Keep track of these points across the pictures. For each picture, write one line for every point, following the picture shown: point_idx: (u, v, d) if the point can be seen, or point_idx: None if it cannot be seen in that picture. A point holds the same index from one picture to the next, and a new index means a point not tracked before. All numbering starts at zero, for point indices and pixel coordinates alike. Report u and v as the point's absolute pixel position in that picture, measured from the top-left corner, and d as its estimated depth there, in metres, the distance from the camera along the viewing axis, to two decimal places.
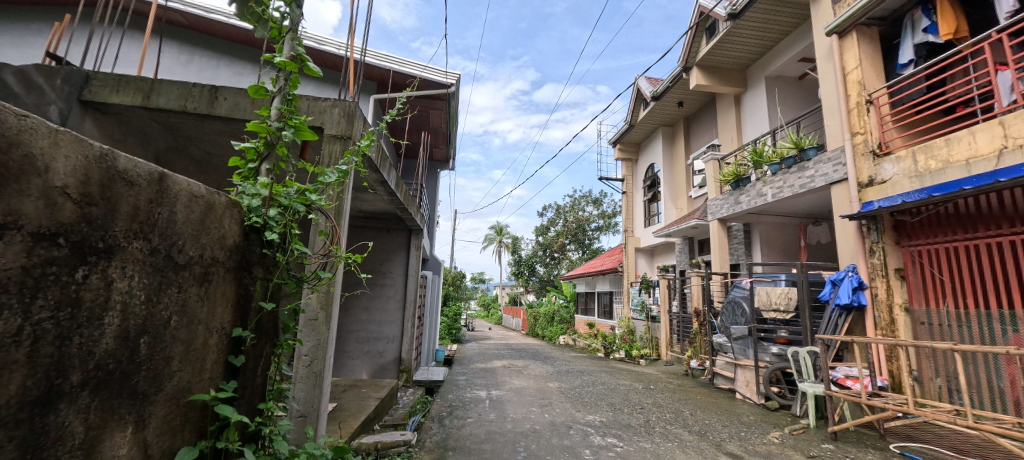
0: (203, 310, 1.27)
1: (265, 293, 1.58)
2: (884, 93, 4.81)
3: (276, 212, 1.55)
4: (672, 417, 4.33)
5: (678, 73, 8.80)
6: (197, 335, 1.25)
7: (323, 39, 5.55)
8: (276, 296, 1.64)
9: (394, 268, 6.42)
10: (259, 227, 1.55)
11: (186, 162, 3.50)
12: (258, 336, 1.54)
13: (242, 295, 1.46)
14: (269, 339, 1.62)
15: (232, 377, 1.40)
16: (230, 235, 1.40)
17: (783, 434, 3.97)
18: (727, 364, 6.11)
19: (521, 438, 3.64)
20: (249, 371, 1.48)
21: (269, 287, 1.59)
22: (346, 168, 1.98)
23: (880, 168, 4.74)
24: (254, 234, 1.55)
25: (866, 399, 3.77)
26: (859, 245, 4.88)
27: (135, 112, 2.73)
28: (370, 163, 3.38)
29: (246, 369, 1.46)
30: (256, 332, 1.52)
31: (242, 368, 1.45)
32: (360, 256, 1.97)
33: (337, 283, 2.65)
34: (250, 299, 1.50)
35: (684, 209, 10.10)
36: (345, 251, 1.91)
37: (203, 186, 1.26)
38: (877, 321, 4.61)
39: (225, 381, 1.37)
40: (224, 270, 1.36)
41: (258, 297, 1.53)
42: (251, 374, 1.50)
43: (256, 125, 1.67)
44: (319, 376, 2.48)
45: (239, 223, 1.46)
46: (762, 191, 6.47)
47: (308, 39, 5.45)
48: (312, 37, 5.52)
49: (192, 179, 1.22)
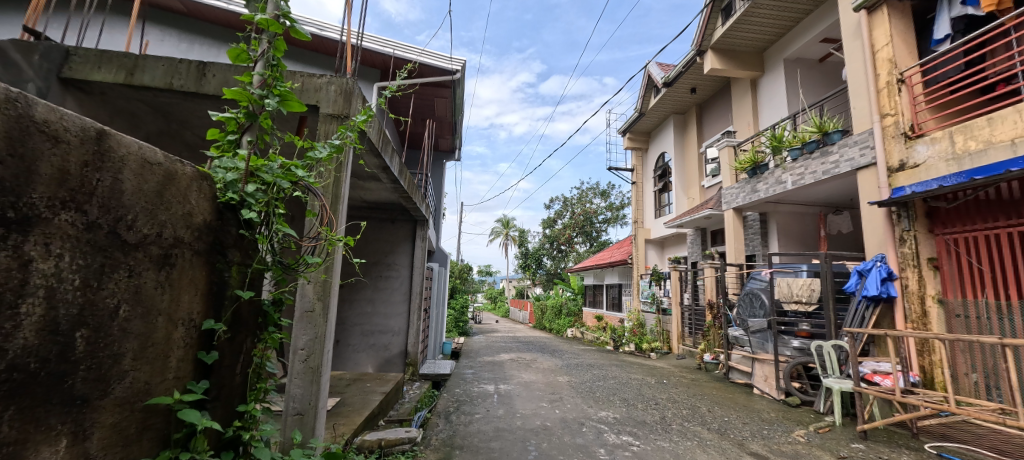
0: (164, 298, 1.10)
1: (244, 280, 1.41)
2: (917, 70, 4.51)
3: (256, 188, 1.38)
4: (688, 414, 4.13)
5: (691, 58, 8.48)
6: (157, 328, 1.08)
7: (324, 25, 5.36)
8: (258, 285, 1.47)
9: (399, 259, 6.27)
10: (236, 205, 1.37)
11: (178, 146, 3.34)
12: (239, 331, 1.38)
13: (216, 282, 1.28)
14: (252, 332, 1.45)
15: (203, 376, 1.23)
16: (200, 211, 1.22)
17: (808, 433, 3.75)
18: (744, 358, 5.87)
19: (532, 436, 3.46)
20: (225, 369, 1.31)
21: (247, 274, 1.41)
22: (340, 143, 1.79)
23: (912, 150, 4.45)
24: (230, 212, 1.37)
25: (900, 396, 3.54)
26: (888, 233, 4.60)
27: (119, 91, 2.55)
28: (371, 146, 3.19)
29: (221, 368, 1.30)
30: (233, 325, 1.35)
31: (216, 366, 1.27)
32: (354, 239, 1.78)
33: (336, 273, 2.49)
34: (225, 287, 1.32)
35: (696, 199, 9.81)
36: (340, 234, 1.72)
37: (158, 151, 1.08)
38: (907, 313, 4.36)
39: (195, 381, 1.20)
40: (191, 252, 1.19)
41: (235, 285, 1.36)
42: (230, 371, 1.34)
43: (233, 91, 1.47)
44: (316, 372, 2.32)
45: (212, 200, 1.29)
46: (781, 178, 6.20)
47: (308, 26, 5.28)
48: (313, 24, 5.34)
49: (142, 141, 1.03)
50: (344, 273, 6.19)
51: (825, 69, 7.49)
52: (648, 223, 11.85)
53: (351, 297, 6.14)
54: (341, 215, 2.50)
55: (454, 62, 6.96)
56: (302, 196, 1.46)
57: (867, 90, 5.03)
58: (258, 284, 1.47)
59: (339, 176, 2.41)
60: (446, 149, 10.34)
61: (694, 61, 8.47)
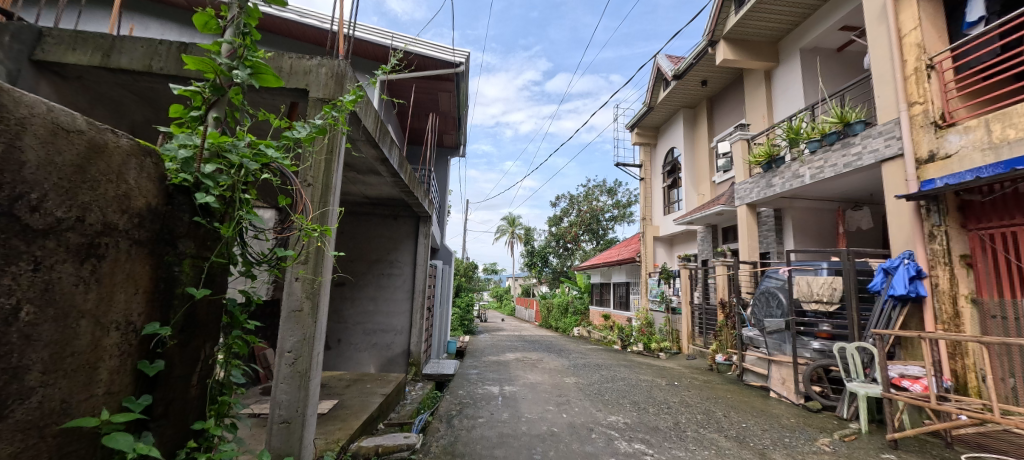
0: (86, 296, 0.95)
1: (200, 277, 1.27)
2: (948, 55, 4.24)
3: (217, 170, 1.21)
4: (703, 419, 3.92)
5: (702, 48, 8.20)
6: (75, 331, 0.93)
7: (306, 12, 5.16)
8: (217, 281, 1.33)
9: (402, 256, 6.10)
10: (191, 188, 1.22)
11: None
12: (193, 336, 1.25)
13: (162, 279, 1.15)
14: (211, 336, 1.33)
15: (146, 389, 1.10)
16: (140, 194, 1.08)
17: (834, 441, 3.52)
18: (759, 359, 5.63)
19: (538, 442, 3.26)
20: (175, 380, 1.19)
21: (203, 269, 1.27)
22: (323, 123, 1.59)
23: (943, 140, 4.18)
24: (184, 196, 1.21)
25: (934, 403, 3.31)
26: (916, 228, 4.34)
27: (98, 76, 2.39)
28: (366, 135, 3.01)
29: (170, 378, 1.17)
30: (184, 327, 1.22)
31: (163, 377, 1.15)
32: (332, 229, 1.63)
33: (327, 269, 2.32)
34: (175, 284, 1.19)
35: (707, 194, 9.54)
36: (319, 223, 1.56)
37: (76, 115, 0.93)
38: (938, 314, 4.10)
39: (137, 395, 1.08)
40: (127, 242, 1.04)
41: (188, 282, 1.22)
42: (184, 381, 1.22)
43: (194, 59, 1.28)
44: (304, 376, 2.14)
45: (160, 182, 1.14)
46: (799, 172, 5.93)
47: (290, 12, 5.08)
48: (294, 10, 5.14)
49: (50, 101, 0.87)
50: (346, 271, 6.03)
51: (843, 58, 7.19)
52: (657, 220, 11.58)
53: (353, 295, 5.99)
54: (331, 208, 2.35)
55: (457, 54, 6.77)
56: (273, 179, 1.29)
57: (893, 77, 4.76)
58: (218, 282, 1.34)
59: (330, 156, 2.33)
60: (450, 145, 10.15)
61: (705, 51, 8.19)
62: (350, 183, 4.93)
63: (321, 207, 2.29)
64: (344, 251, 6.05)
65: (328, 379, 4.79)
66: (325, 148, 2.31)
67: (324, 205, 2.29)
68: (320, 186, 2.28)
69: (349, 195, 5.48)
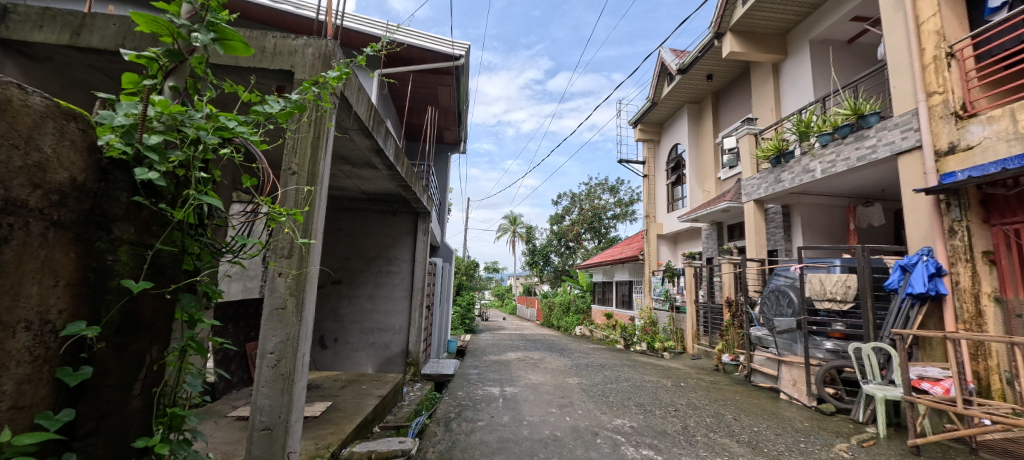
0: None
1: (144, 268, 1.12)
2: (969, 43, 4.04)
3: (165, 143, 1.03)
4: (712, 423, 3.75)
5: (708, 41, 8.00)
6: None
7: (301, 2, 5.04)
8: (165, 275, 1.18)
9: (400, 254, 5.94)
10: (129, 161, 1.08)
11: None
12: (133, 338, 1.11)
13: (93, 270, 1.02)
14: (158, 338, 1.19)
15: (69, 403, 0.98)
16: (59, 167, 0.96)
17: (852, 447, 3.34)
18: (768, 360, 5.45)
19: (541, 448, 3.10)
20: (108, 390, 1.05)
21: (145, 260, 1.12)
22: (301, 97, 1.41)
23: (964, 131, 3.99)
24: (121, 171, 1.08)
25: (959, 407, 3.13)
26: (935, 223, 4.15)
27: (68, 56, 2.22)
28: (358, 122, 2.85)
29: (102, 388, 1.04)
30: (121, 328, 1.08)
31: (91, 386, 1.02)
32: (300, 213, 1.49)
33: (314, 264, 2.16)
34: (110, 277, 1.05)
35: (712, 191, 9.35)
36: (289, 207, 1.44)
37: None
38: (959, 313, 3.91)
39: (57, 409, 0.95)
40: (38, 224, 0.91)
41: (125, 273, 1.08)
42: (123, 391, 1.10)
43: (146, 18, 1.11)
44: (287, 379, 1.97)
45: (87, 154, 1.01)
46: (809, 166, 5.75)
47: (285, 2, 4.97)
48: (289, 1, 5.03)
49: None
50: (342, 268, 5.87)
51: (853, 50, 7.00)
52: (661, 217, 11.40)
53: (350, 293, 5.83)
54: (318, 198, 2.20)
55: (457, 47, 6.61)
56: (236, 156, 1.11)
57: (910, 67, 4.56)
58: (170, 275, 1.19)
59: (317, 137, 2.17)
60: (451, 141, 9.99)
61: (711, 44, 7.99)
62: (346, 177, 4.77)
63: (307, 195, 2.13)
64: (341, 247, 5.88)
65: (322, 380, 4.62)
66: (312, 133, 2.15)
67: (311, 194, 2.14)
68: (307, 173, 2.13)
69: (345, 190, 5.32)
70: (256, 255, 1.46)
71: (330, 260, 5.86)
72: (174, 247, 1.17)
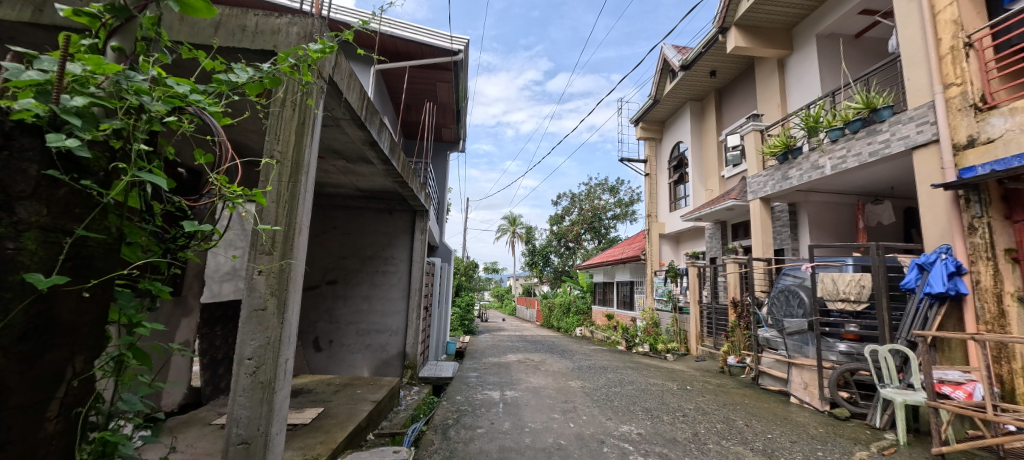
0: None
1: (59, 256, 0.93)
2: (988, 32, 3.87)
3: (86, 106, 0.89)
4: (724, 429, 3.57)
5: (712, 36, 7.83)
6: None
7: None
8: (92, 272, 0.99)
9: (397, 253, 5.76)
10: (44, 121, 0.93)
11: None
12: (49, 346, 0.93)
13: None
14: (79, 347, 1.00)
15: None
16: None
17: (874, 455, 3.17)
18: (777, 362, 5.27)
19: (544, 457, 2.92)
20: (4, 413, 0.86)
21: (59, 248, 0.92)
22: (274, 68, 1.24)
23: (984, 124, 3.81)
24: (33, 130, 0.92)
25: (986, 415, 2.97)
26: (954, 220, 3.98)
27: (31, 34, 2.04)
28: (349, 111, 2.66)
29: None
30: (25, 335, 0.88)
31: None
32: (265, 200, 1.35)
33: (298, 261, 1.99)
34: (11, 268, 0.85)
35: (715, 189, 9.20)
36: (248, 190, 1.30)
37: None
38: (980, 313, 3.73)
39: None
40: None
41: (30, 265, 0.88)
42: (29, 414, 0.90)
43: None
44: (267, 388, 1.80)
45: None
46: (819, 162, 5.58)
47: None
48: None
49: None
50: (337, 268, 5.68)
51: (862, 44, 6.82)
52: (663, 216, 11.24)
53: (346, 293, 5.64)
54: (303, 189, 2.02)
55: (456, 41, 6.44)
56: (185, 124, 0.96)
57: (927, 58, 4.39)
58: (102, 268, 1.01)
59: (302, 123, 2.00)
60: (450, 140, 9.80)
61: (715, 39, 7.81)
62: (340, 174, 4.59)
63: (292, 185, 1.95)
64: (335, 246, 5.69)
65: (315, 384, 4.44)
66: (296, 119, 1.99)
67: (296, 184, 1.96)
68: (291, 162, 1.96)
69: (340, 187, 5.13)
70: (211, 247, 1.33)
71: (325, 260, 5.67)
72: (104, 233, 1.00)
